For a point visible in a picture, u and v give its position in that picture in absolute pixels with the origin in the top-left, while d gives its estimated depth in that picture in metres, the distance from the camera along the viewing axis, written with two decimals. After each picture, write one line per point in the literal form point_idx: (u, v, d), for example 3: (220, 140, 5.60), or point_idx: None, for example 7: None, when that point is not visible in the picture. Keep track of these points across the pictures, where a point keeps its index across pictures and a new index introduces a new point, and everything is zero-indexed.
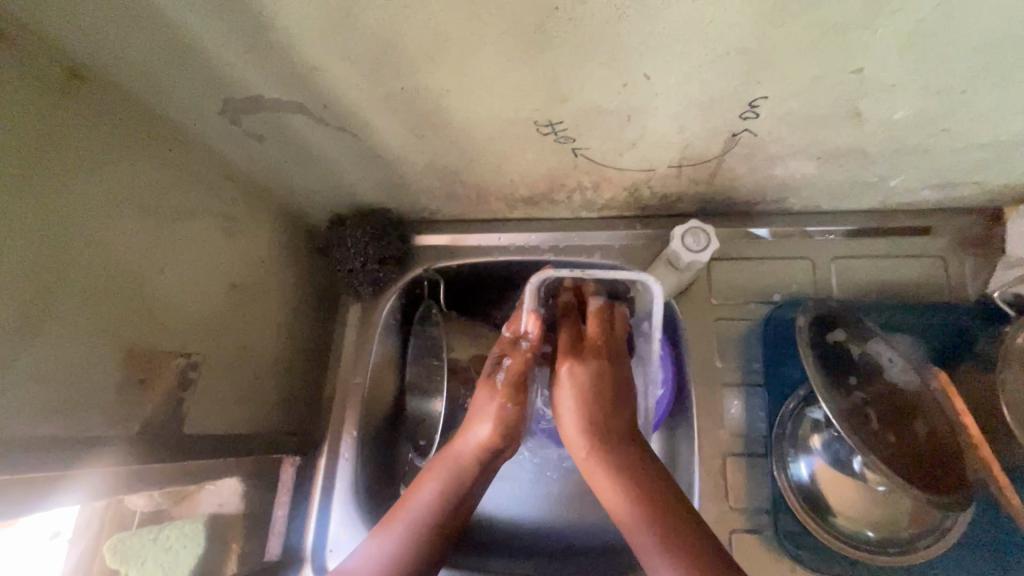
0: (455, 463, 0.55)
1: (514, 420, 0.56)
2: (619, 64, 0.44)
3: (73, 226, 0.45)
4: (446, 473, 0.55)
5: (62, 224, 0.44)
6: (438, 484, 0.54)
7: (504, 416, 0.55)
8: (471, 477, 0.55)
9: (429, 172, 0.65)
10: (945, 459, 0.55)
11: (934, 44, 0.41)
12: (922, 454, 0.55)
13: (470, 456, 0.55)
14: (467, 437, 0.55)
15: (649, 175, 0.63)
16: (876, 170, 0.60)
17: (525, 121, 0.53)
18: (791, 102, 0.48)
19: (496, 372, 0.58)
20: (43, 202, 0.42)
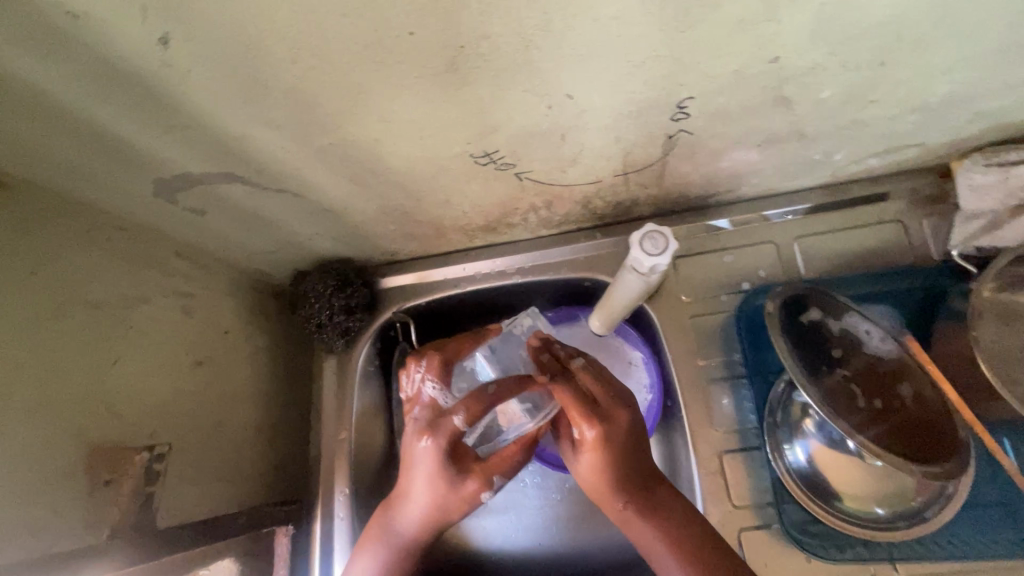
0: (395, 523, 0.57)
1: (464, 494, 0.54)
2: (540, 89, 0.44)
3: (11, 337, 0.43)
4: (388, 546, 0.57)
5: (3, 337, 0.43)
6: (378, 557, 0.57)
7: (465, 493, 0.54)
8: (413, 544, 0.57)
9: (381, 217, 0.64)
10: (932, 426, 0.55)
11: (841, 25, 0.41)
12: (907, 425, 0.55)
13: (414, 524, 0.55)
14: (412, 504, 0.55)
15: (597, 186, 0.63)
16: (819, 147, 0.60)
17: (462, 155, 0.52)
18: (718, 99, 0.48)
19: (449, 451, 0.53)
20: None
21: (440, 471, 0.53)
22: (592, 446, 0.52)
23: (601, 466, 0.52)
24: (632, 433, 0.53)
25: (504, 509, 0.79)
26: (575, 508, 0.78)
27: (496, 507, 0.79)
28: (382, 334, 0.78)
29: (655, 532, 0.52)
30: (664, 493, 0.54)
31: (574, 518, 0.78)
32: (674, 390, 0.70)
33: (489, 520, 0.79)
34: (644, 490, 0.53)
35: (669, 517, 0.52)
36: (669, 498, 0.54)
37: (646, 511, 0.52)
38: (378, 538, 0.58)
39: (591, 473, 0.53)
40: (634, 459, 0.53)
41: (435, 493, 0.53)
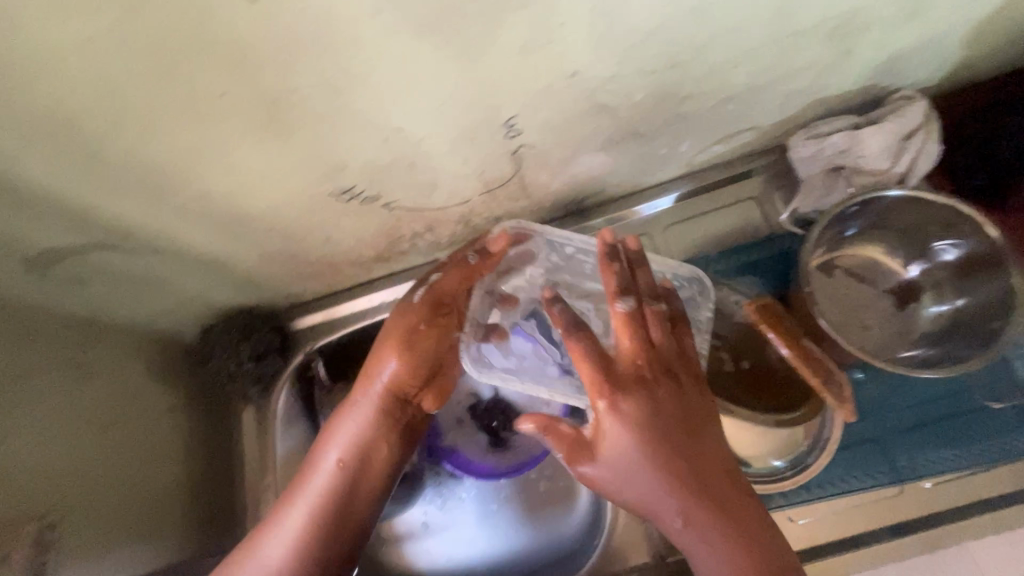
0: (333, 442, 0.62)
1: (365, 455, 0.62)
2: (367, 127, 0.48)
3: None
4: (307, 505, 0.57)
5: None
6: (299, 524, 0.56)
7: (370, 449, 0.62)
8: (331, 513, 0.57)
9: (270, 262, 0.67)
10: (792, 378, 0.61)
11: (616, 37, 0.47)
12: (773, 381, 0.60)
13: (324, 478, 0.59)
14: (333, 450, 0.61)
15: (468, 205, 0.67)
16: (659, 143, 0.66)
17: (321, 195, 0.56)
18: (540, 114, 0.54)
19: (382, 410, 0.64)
20: None
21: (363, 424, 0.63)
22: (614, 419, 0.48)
23: (646, 438, 0.47)
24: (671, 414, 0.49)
25: (444, 528, 0.80)
26: (512, 513, 0.80)
27: (436, 527, 0.80)
28: (299, 376, 0.81)
29: (703, 510, 0.47)
30: (712, 467, 0.48)
31: (513, 524, 0.80)
32: None
33: (431, 542, 0.80)
34: (698, 470, 0.48)
35: (721, 497, 0.47)
36: (723, 479, 0.48)
37: (701, 493, 0.47)
38: (318, 463, 0.61)
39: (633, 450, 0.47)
40: (679, 433, 0.48)
41: (357, 437, 0.62)
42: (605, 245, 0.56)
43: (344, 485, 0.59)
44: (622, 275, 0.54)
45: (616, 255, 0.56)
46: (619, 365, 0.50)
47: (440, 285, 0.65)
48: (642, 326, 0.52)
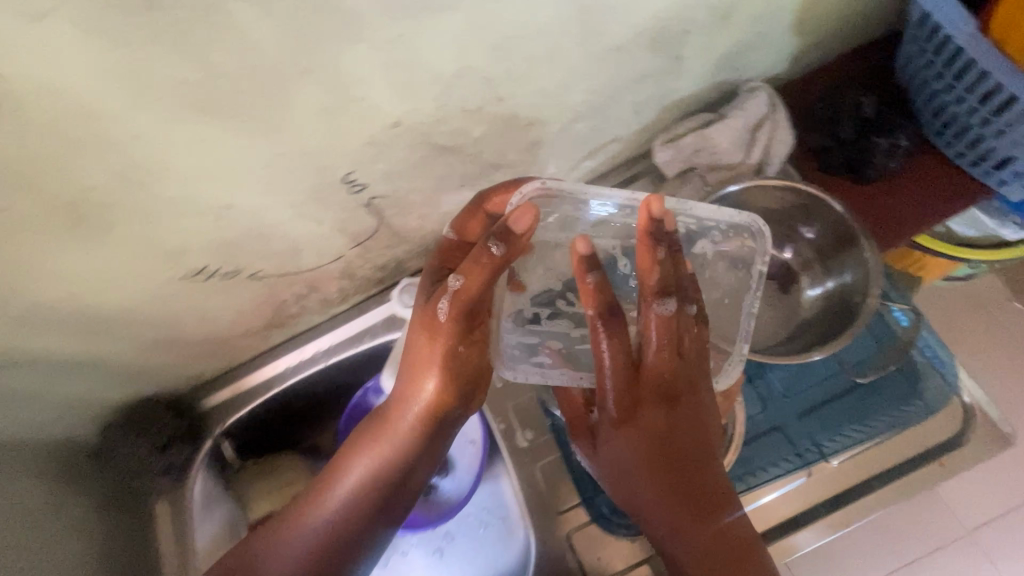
0: (393, 445, 0.60)
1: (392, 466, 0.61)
2: (191, 209, 0.47)
3: None
4: (335, 513, 0.59)
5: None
6: (324, 528, 0.58)
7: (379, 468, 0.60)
8: (384, 508, 0.61)
9: (149, 350, 0.65)
10: None
11: (426, 84, 0.47)
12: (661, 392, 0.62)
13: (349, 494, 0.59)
14: (403, 438, 0.61)
15: (345, 260, 0.66)
16: (524, 169, 0.67)
17: (174, 280, 0.55)
18: (379, 166, 0.53)
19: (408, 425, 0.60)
20: None
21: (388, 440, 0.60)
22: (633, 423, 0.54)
23: (665, 447, 0.55)
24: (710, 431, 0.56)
25: None
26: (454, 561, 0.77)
27: None
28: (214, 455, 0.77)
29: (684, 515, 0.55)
30: (708, 480, 0.56)
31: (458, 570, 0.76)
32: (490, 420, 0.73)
33: None
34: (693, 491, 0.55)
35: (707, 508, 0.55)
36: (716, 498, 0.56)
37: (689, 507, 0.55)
38: (337, 478, 0.60)
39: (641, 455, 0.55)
40: (688, 458, 0.55)
41: (374, 455, 0.60)
42: (652, 225, 0.51)
43: (361, 500, 0.59)
44: (664, 264, 0.51)
45: (658, 233, 0.51)
46: (649, 373, 0.53)
47: (463, 288, 0.52)
48: (675, 333, 0.52)
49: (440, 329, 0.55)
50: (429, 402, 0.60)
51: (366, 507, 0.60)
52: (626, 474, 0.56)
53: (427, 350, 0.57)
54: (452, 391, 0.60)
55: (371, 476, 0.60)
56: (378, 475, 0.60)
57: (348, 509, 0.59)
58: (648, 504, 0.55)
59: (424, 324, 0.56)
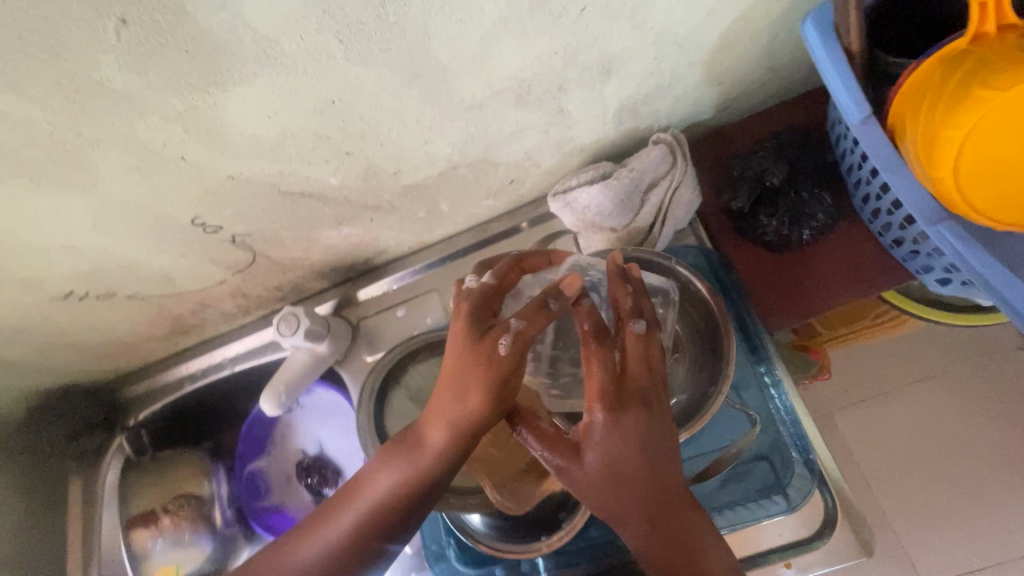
0: (413, 471, 0.50)
1: (388, 504, 0.50)
2: (28, 247, 0.49)
3: None
4: (314, 554, 0.50)
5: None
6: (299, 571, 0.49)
7: (376, 507, 0.50)
8: (357, 558, 0.50)
9: (52, 351, 0.69)
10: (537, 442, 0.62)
11: (249, 144, 0.46)
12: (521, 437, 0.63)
13: (334, 536, 0.50)
14: (406, 473, 0.50)
15: (230, 284, 0.68)
16: (408, 208, 0.65)
17: (42, 301, 0.57)
18: (228, 210, 0.54)
19: (419, 458, 0.50)
20: None
21: (393, 472, 0.51)
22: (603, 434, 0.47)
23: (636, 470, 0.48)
24: (669, 450, 0.49)
25: None
26: None
27: None
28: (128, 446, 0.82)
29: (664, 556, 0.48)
30: (687, 510, 0.49)
31: None
32: None
33: None
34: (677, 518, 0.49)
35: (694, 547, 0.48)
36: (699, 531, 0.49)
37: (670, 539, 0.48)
38: (328, 516, 0.51)
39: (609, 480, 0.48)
40: (669, 484, 0.49)
41: (372, 490, 0.51)
42: (613, 263, 0.55)
43: (349, 546, 0.50)
44: (626, 293, 0.53)
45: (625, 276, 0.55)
46: (630, 388, 0.49)
47: (524, 330, 0.48)
48: (647, 355, 0.50)
49: (499, 361, 0.47)
50: (450, 430, 0.49)
51: (373, 536, 0.50)
52: (603, 483, 0.48)
53: (467, 372, 0.47)
54: (498, 416, 0.49)
55: (360, 522, 0.50)
56: (397, 500, 0.50)
57: (353, 536, 0.50)
58: (629, 516, 0.48)
59: (478, 355, 0.48)
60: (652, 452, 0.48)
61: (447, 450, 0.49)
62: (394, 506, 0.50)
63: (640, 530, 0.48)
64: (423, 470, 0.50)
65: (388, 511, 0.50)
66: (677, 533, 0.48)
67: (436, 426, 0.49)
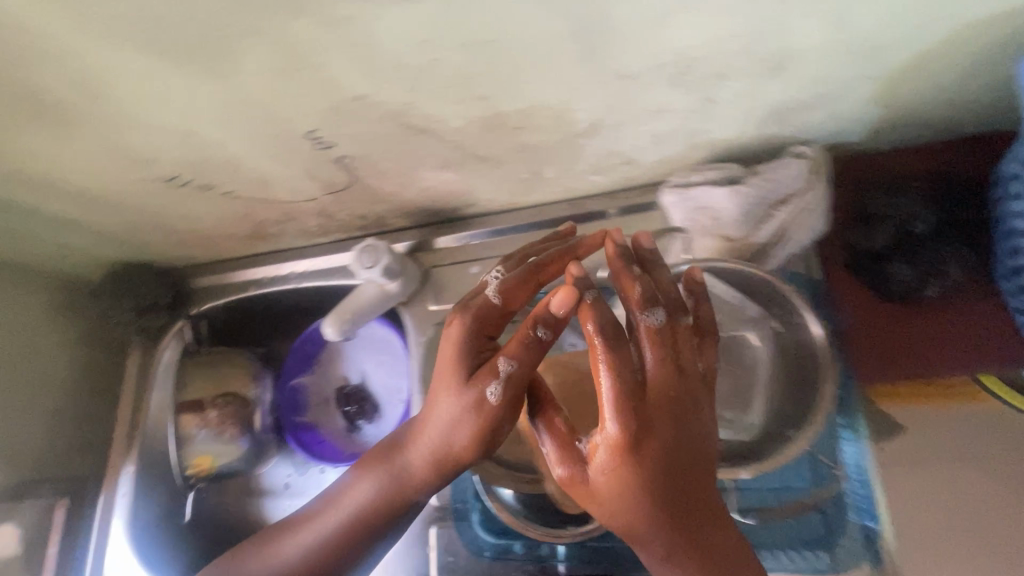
0: (405, 484, 0.55)
1: (374, 504, 0.55)
2: (150, 125, 0.49)
3: None
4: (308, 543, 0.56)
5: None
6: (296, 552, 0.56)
7: (363, 505, 0.56)
8: (349, 548, 0.55)
9: (138, 228, 0.71)
10: None
11: (392, 68, 0.44)
12: None
13: (324, 528, 0.56)
14: (395, 479, 0.55)
15: (320, 203, 0.67)
16: (513, 167, 0.62)
17: (147, 180, 0.58)
18: (345, 130, 0.52)
19: (411, 466, 0.54)
20: None
21: (382, 478, 0.55)
22: (615, 447, 0.44)
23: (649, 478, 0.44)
24: (687, 454, 0.45)
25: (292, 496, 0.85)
26: None
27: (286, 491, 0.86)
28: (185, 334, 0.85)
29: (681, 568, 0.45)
30: (707, 521, 0.46)
31: None
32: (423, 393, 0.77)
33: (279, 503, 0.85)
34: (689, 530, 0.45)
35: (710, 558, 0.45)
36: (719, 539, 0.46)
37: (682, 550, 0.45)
38: (318, 507, 0.58)
39: (630, 495, 0.44)
40: (684, 493, 0.45)
41: (358, 494, 0.56)
42: (616, 247, 0.52)
43: (340, 539, 0.55)
44: (643, 279, 0.50)
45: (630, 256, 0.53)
46: (652, 394, 0.45)
47: (514, 374, 0.49)
48: (671, 348, 0.47)
49: (488, 406, 0.50)
50: (444, 446, 0.52)
51: (369, 531, 0.55)
52: (616, 500, 0.45)
53: (450, 407, 0.51)
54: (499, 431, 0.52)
55: (349, 517, 0.56)
56: (381, 508, 0.55)
57: (347, 540, 0.55)
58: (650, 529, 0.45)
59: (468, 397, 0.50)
60: (668, 461, 0.44)
61: (432, 463, 0.53)
62: (381, 505, 0.55)
63: (658, 551, 0.45)
64: (406, 480, 0.55)
65: (368, 510, 0.56)
66: (699, 545, 0.45)
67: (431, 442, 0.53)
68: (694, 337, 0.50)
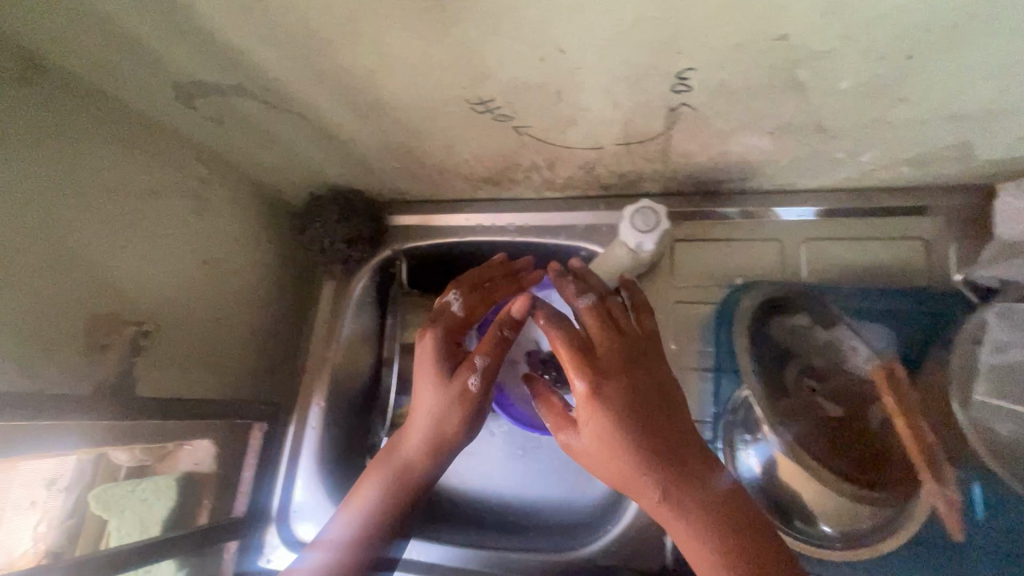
0: (410, 471, 0.61)
1: (408, 487, 0.61)
2: (529, 38, 0.43)
3: (8, 200, 0.47)
4: (360, 513, 0.61)
5: (4, 188, 0.47)
6: (354, 517, 0.61)
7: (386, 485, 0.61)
8: (380, 525, 0.60)
9: (387, 153, 0.66)
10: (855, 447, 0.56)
11: (859, 8, 0.38)
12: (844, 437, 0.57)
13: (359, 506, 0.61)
14: (398, 458, 0.61)
15: (599, 153, 0.62)
16: (839, 145, 0.56)
17: (457, 100, 0.53)
18: (721, 75, 0.46)
19: (422, 446, 0.60)
20: None
21: (404, 454, 0.61)
22: (588, 395, 0.48)
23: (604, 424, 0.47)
24: (661, 412, 0.48)
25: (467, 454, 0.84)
26: (532, 466, 0.82)
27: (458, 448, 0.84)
28: (382, 270, 0.83)
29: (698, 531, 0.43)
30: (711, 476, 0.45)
31: (530, 473, 0.82)
32: None
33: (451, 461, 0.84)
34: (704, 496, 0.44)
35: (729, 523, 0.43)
36: (743, 507, 0.44)
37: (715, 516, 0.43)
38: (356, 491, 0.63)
39: (603, 439, 0.47)
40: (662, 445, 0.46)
41: (374, 478, 0.62)
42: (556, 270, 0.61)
43: (364, 517, 0.61)
44: (579, 283, 0.59)
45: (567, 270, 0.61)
46: (602, 360, 0.50)
47: (488, 369, 0.61)
48: (611, 325, 0.54)
49: (466, 393, 0.59)
50: (439, 428, 0.59)
51: (382, 518, 0.60)
52: (603, 462, 0.47)
53: (435, 393, 0.59)
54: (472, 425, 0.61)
55: (376, 497, 0.61)
56: (391, 495, 0.61)
57: (397, 512, 0.61)
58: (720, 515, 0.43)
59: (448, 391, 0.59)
60: (631, 411, 0.47)
61: (428, 446, 0.60)
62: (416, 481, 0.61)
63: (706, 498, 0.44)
64: (410, 463, 0.60)
65: (392, 495, 0.60)
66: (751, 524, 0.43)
67: (434, 426, 0.59)
68: (653, 332, 0.55)
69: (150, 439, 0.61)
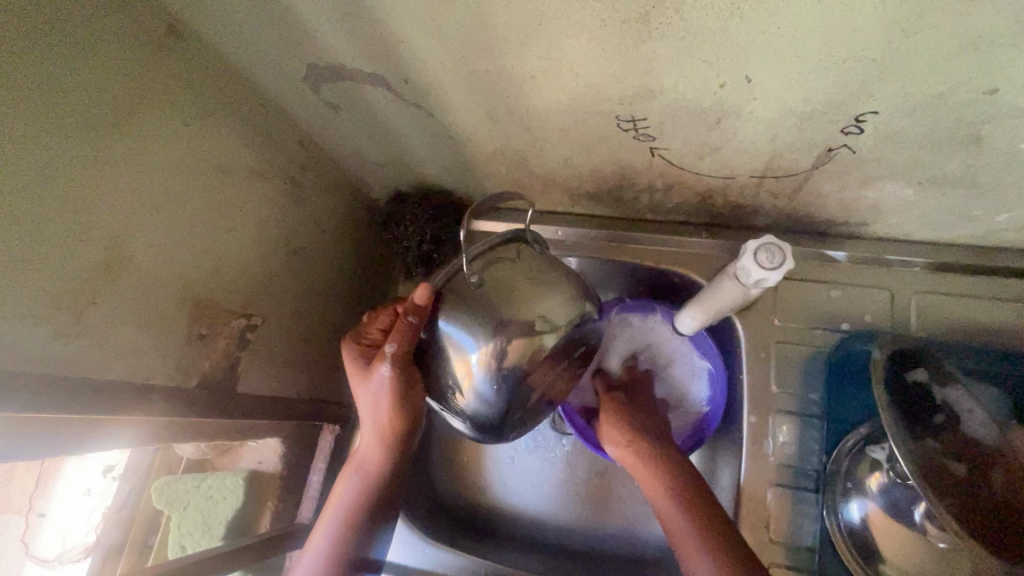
0: (360, 471, 0.61)
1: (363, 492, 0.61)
2: (720, 62, 0.41)
3: (137, 176, 0.43)
4: (329, 521, 0.61)
5: (140, 164, 0.43)
6: (327, 528, 0.60)
7: (361, 484, 0.61)
8: (350, 529, 0.61)
9: (499, 158, 0.64)
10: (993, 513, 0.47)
11: None
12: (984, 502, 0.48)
13: (337, 509, 0.61)
14: (356, 461, 0.61)
15: (726, 183, 0.59)
16: (981, 203, 0.55)
17: (606, 115, 0.51)
18: (904, 120, 0.44)
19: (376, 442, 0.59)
20: (94, 159, 0.40)
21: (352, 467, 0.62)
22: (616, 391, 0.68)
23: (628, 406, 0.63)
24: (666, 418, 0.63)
25: (529, 474, 0.79)
26: (599, 493, 0.77)
27: (520, 467, 0.80)
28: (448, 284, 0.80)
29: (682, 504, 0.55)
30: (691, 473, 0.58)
31: (595, 500, 0.77)
32: (736, 405, 0.70)
33: (512, 479, 0.79)
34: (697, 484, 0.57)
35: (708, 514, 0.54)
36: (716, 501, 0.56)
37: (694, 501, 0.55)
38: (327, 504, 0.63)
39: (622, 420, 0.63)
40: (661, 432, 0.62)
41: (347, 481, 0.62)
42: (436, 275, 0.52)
43: (355, 518, 0.61)
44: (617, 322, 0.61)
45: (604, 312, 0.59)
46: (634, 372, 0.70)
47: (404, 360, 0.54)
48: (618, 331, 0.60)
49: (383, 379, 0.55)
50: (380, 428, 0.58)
51: (349, 524, 0.61)
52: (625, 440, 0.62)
53: (363, 399, 0.57)
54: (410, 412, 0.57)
55: (350, 501, 0.61)
56: (359, 498, 0.61)
57: (366, 506, 0.61)
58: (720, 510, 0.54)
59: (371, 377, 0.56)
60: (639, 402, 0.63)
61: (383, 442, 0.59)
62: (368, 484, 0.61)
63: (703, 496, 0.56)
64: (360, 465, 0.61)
65: (359, 491, 0.61)
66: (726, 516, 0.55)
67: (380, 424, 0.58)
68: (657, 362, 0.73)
69: (227, 435, 0.58)
